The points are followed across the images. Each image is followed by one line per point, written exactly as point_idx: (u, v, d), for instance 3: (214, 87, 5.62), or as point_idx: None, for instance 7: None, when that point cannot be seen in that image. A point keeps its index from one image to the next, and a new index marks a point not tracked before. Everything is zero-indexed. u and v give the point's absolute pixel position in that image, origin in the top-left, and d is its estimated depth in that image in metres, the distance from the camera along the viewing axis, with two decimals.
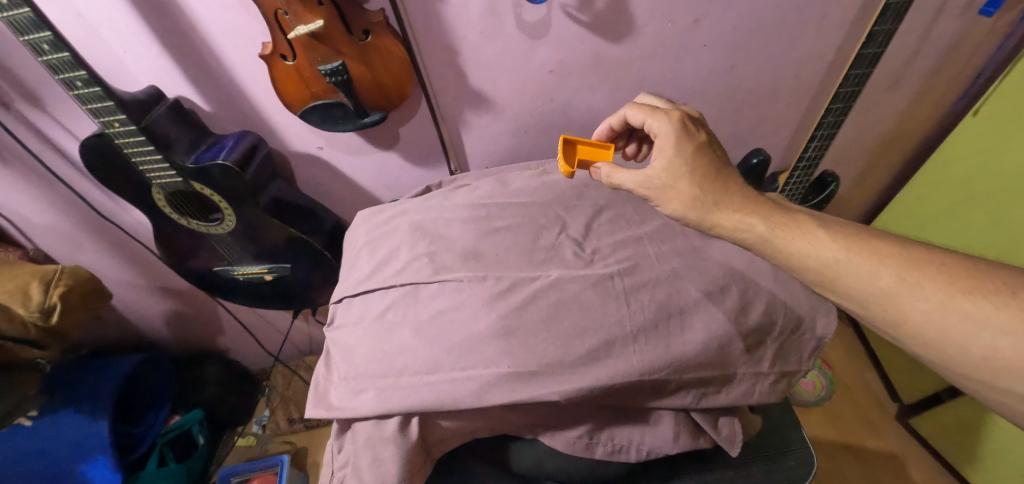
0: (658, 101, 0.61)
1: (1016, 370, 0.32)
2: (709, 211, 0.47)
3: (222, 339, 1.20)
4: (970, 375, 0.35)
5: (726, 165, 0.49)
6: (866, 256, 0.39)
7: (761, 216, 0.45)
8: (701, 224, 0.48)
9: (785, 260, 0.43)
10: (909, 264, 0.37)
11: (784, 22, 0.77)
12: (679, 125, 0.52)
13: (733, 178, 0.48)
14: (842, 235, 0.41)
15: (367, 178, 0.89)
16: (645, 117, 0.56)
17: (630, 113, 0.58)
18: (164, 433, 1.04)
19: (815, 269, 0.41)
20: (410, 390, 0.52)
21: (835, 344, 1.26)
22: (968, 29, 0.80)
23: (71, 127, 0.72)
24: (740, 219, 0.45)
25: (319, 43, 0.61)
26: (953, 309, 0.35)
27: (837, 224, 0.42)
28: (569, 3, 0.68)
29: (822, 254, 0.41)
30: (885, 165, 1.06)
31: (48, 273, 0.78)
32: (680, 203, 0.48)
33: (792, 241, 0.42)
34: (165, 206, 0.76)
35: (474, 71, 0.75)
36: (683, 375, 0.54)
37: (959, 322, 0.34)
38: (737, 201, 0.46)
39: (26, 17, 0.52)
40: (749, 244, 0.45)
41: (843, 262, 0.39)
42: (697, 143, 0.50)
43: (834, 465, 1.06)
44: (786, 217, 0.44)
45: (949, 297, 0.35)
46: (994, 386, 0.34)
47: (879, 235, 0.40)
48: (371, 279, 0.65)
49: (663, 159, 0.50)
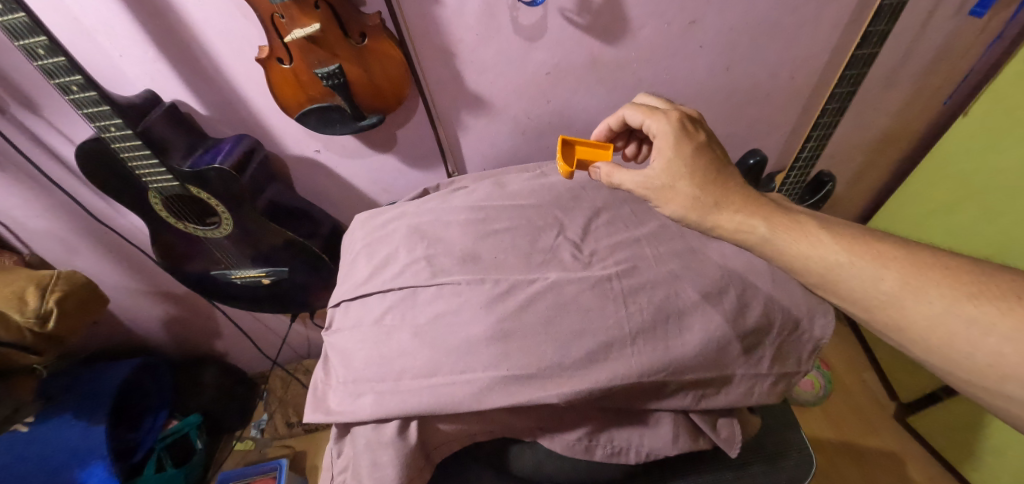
0: (658, 101, 0.61)
1: (1020, 376, 0.32)
2: (709, 212, 0.47)
3: (219, 343, 1.19)
4: (974, 381, 0.35)
5: (725, 165, 0.50)
6: (869, 259, 0.39)
7: (762, 217, 0.45)
8: (701, 225, 0.48)
9: (786, 261, 0.43)
10: (913, 267, 0.38)
11: (779, 23, 0.77)
12: (678, 125, 0.52)
13: (733, 178, 0.49)
14: (845, 238, 0.41)
15: (366, 181, 0.89)
16: (643, 117, 0.56)
17: (628, 113, 0.58)
18: (163, 437, 1.05)
19: (817, 271, 0.41)
20: (412, 396, 0.52)
21: (833, 344, 1.27)
22: (961, 29, 0.81)
23: (66, 131, 0.71)
24: (741, 220, 0.46)
25: (316, 46, 0.61)
26: (957, 313, 0.35)
27: (838, 225, 0.42)
28: (566, 6, 0.69)
29: (824, 256, 0.41)
30: (882, 165, 1.07)
31: (43, 277, 0.78)
32: (680, 204, 0.49)
33: (794, 242, 0.43)
34: (162, 210, 0.76)
35: (472, 73, 0.75)
36: (684, 377, 0.54)
37: (962, 327, 0.34)
38: (737, 202, 0.47)
39: (22, 22, 0.52)
40: (749, 245, 0.46)
41: (846, 264, 0.40)
42: (696, 143, 0.50)
43: (833, 464, 1.06)
44: (787, 219, 0.44)
45: (954, 302, 0.35)
46: (997, 392, 0.34)
47: (881, 238, 0.40)
48: (370, 283, 0.64)
49: (662, 160, 0.50)
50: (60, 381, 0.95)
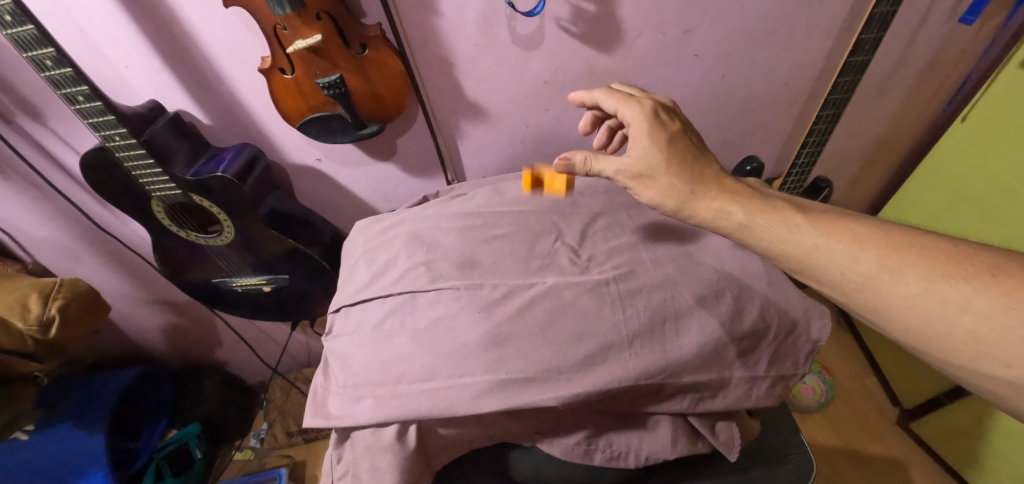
0: (631, 89, 0.62)
1: (997, 354, 0.33)
2: (687, 200, 0.48)
3: (220, 352, 1.20)
4: (954, 362, 0.35)
5: (700, 153, 0.50)
6: (846, 242, 0.39)
7: (739, 203, 0.45)
8: (680, 213, 0.49)
9: (765, 248, 0.44)
10: (890, 249, 0.38)
11: (771, 32, 0.79)
12: (651, 114, 0.53)
13: (709, 166, 0.49)
14: (821, 222, 0.41)
15: (367, 189, 0.90)
16: (618, 104, 0.56)
17: (601, 101, 0.59)
18: (161, 447, 1.03)
19: (796, 257, 0.41)
20: (408, 396, 0.52)
21: (833, 350, 1.26)
22: (952, 35, 0.82)
23: (71, 141, 0.73)
24: (719, 207, 0.46)
25: (317, 56, 0.62)
26: (935, 294, 0.35)
27: (816, 210, 0.43)
28: (563, 16, 0.70)
29: (802, 241, 0.41)
30: (878, 170, 1.08)
31: (47, 284, 0.78)
32: (658, 191, 0.49)
33: (771, 228, 0.43)
34: (164, 218, 0.76)
35: (470, 82, 0.76)
36: (677, 379, 0.54)
37: (940, 306, 0.35)
38: (715, 190, 0.47)
39: (30, 34, 0.53)
40: (727, 232, 0.46)
41: (823, 248, 0.40)
42: (670, 132, 0.51)
43: (836, 470, 1.06)
44: (764, 205, 0.45)
45: (930, 282, 0.36)
46: (976, 371, 0.34)
47: (858, 221, 0.41)
48: (369, 287, 0.65)
49: (639, 148, 0.51)
50: (60, 390, 0.95)
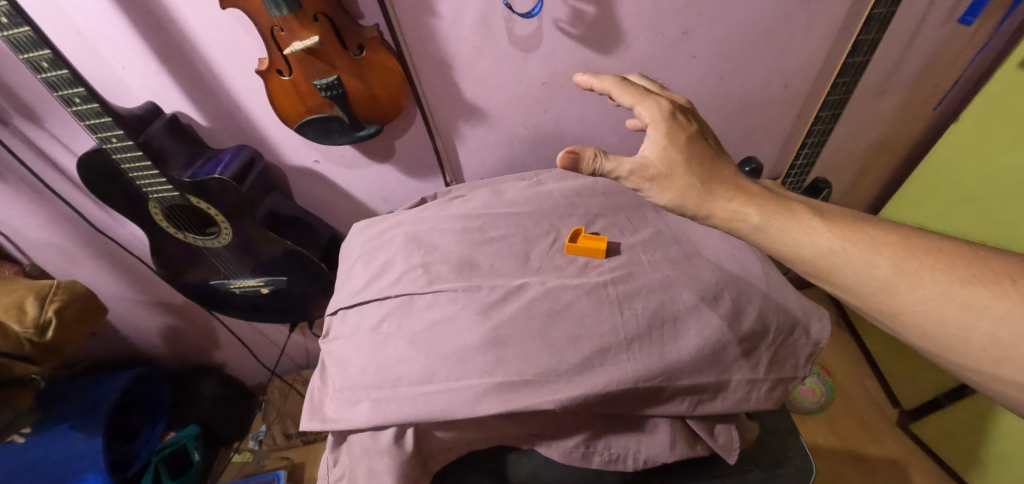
0: (648, 83, 0.59)
1: (1015, 359, 0.33)
2: (703, 200, 0.45)
3: (219, 354, 1.19)
4: (971, 366, 0.35)
5: (717, 154, 0.49)
6: (862, 246, 0.39)
7: (756, 205, 0.44)
8: (697, 213, 0.46)
9: (780, 251, 0.43)
10: (906, 253, 0.38)
11: (770, 33, 0.79)
12: (670, 114, 0.50)
13: (725, 167, 0.48)
14: (837, 225, 0.41)
15: (365, 191, 0.90)
16: (634, 101, 0.53)
17: (613, 92, 0.55)
18: (160, 449, 1.03)
19: (812, 260, 0.41)
20: (412, 398, 0.52)
21: (833, 351, 1.26)
22: (950, 36, 0.82)
23: (68, 143, 0.72)
24: (735, 209, 0.44)
25: (315, 58, 0.62)
26: (953, 298, 0.35)
27: (831, 213, 0.43)
28: (561, 18, 0.70)
29: (818, 244, 0.41)
30: (877, 171, 1.08)
31: (43, 287, 0.78)
32: (676, 192, 0.46)
33: (787, 230, 0.42)
34: (161, 220, 0.76)
35: (469, 84, 0.76)
36: (677, 381, 0.54)
37: (958, 311, 0.35)
38: (732, 191, 0.45)
39: (26, 36, 0.53)
40: (742, 234, 0.45)
41: (839, 252, 0.40)
42: (688, 133, 0.49)
43: (835, 472, 1.05)
44: (780, 207, 0.44)
45: (948, 286, 0.36)
46: (993, 375, 0.35)
47: (873, 224, 0.41)
48: (367, 290, 0.65)
49: (657, 147, 0.48)
50: (57, 393, 0.95)
